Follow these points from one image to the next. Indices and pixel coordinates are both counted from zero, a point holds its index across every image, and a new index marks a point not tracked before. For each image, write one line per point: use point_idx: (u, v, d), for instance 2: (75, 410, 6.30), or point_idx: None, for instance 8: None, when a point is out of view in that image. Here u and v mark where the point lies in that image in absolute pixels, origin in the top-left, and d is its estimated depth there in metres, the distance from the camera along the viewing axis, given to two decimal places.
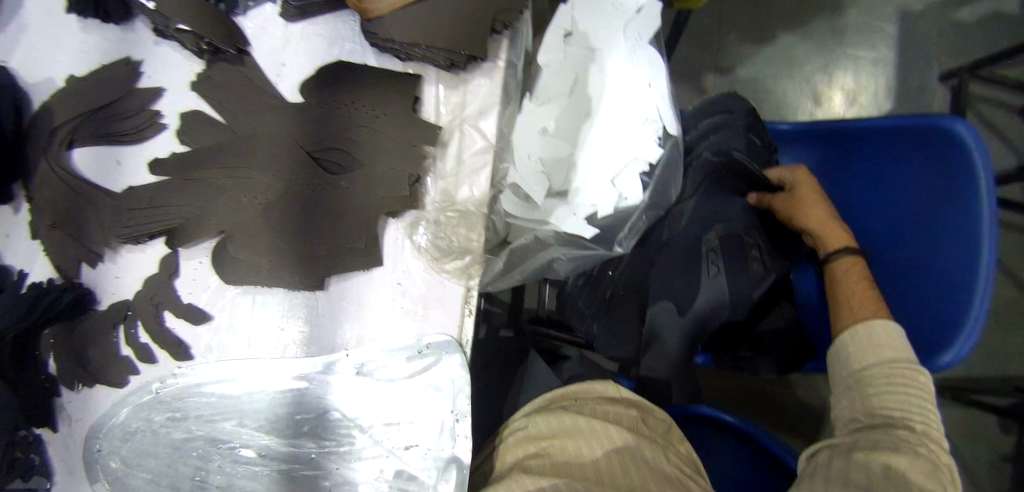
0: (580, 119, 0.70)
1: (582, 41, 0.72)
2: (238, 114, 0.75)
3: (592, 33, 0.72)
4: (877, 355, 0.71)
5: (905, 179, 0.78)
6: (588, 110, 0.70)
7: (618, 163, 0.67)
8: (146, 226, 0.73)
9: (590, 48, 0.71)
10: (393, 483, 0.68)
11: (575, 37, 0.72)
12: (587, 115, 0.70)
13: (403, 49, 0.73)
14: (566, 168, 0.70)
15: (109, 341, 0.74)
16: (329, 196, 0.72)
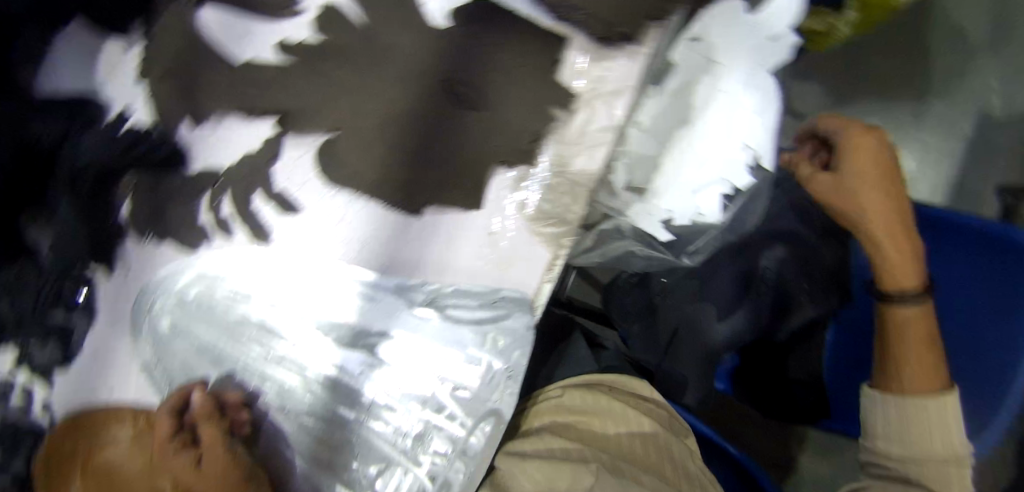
0: (676, 124, 0.84)
1: (705, 49, 0.83)
2: (381, 19, 0.72)
3: (715, 46, 0.83)
4: (937, 423, 0.86)
5: (979, 282, 0.89)
6: (684, 118, 0.83)
7: (706, 179, 0.85)
8: (255, 102, 0.69)
9: (709, 58, 0.83)
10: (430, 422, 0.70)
11: (700, 43, 0.82)
12: (683, 122, 0.84)
13: (563, 8, 0.72)
14: (649, 167, 0.83)
15: (172, 209, 0.66)
16: (451, 129, 0.72)
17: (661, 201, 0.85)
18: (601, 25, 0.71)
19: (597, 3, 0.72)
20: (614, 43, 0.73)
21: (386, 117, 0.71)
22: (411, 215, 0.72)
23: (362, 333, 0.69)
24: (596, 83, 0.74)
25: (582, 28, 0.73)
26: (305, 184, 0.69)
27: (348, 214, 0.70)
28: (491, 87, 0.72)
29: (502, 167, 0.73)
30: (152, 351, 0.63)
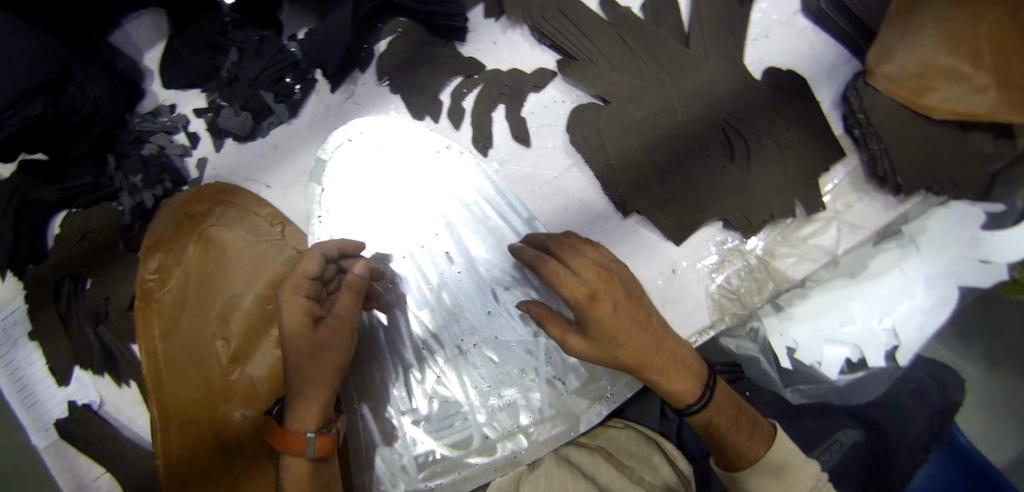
0: (845, 276, 0.80)
1: (915, 228, 0.79)
2: (707, 34, 0.72)
3: (927, 231, 0.78)
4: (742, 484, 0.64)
5: None
6: (857, 274, 0.79)
7: (841, 338, 0.79)
8: (561, 37, 0.72)
9: (913, 236, 0.79)
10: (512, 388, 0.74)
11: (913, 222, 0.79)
12: (853, 276, 0.79)
13: (865, 128, 0.72)
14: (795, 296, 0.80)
15: (439, 78, 0.72)
16: (705, 167, 0.71)
17: (796, 332, 0.80)
18: (886, 169, 0.72)
19: (899, 145, 0.71)
20: (878, 187, 0.75)
21: (657, 119, 0.71)
22: (617, 212, 0.73)
23: (513, 280, 0.73)
24: (841, 208, 0.75)
25: (866, 159, 0.74)
26: (545, 126, 0.73)
27: (563, 175, 0.73)
28: (758, 154, 0.72)
29: (718, 222, 0.74)
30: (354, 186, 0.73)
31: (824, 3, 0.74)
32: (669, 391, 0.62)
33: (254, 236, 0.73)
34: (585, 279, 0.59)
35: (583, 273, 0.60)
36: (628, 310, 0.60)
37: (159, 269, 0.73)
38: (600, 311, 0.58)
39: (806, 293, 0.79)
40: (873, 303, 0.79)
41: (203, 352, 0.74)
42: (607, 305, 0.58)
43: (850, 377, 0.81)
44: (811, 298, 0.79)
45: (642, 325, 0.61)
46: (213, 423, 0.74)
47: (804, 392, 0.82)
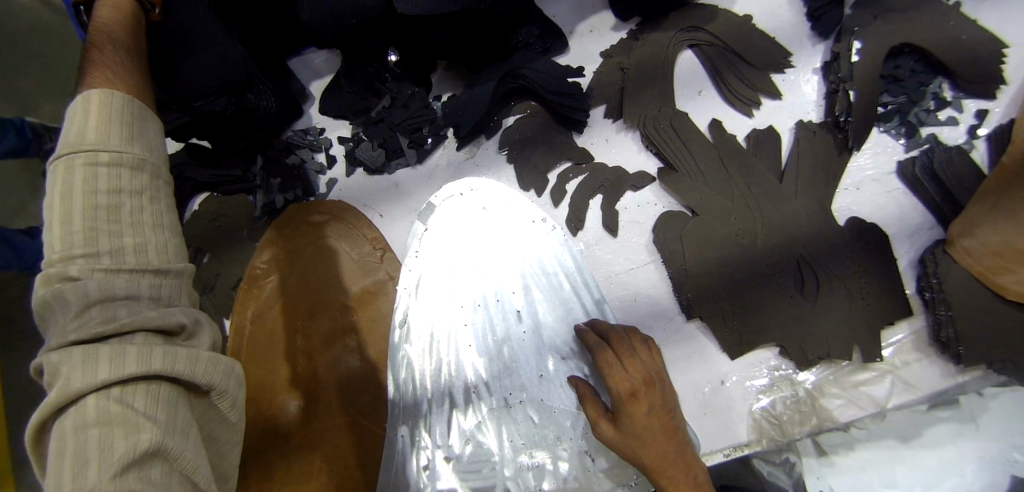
0: (897, 437, 0.76)
1: (974, 406, 0.76)
2: (800, 175, 0.79)
3: (988, 414, 0.76)
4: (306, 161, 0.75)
5: None
6: (908, 437, 0.76)
7: None
8: (666, 147, 0.80)
9: (973, 416, 0.76)
10: (544, 454, 0.76)
11: (975, 399, 0.76)
12: (904, 438, 0.76)
13: (936, 293, 0.75)
14: (843, 443, 0.76)
15: (552, 157, 0.82)
16: (774, 293, 0.76)
17: (836, 480, 0.75)
18: (950, 336, 0.74)
19: (970, 318, 0.73)
20: (940, 353, 0.76)
21: (737, 240, 0.77)
22: (681, 313, 0.77)
23: (572, 351, 0.77)
24: (899, 364, 0.76)
25: (931, 322, 0.76)
26: (633, 222, 0.80)
27: (640, 269, 0.79)
28: (829, 293, 0.76)
29: (774, 347, 0.76)
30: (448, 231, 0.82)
31: (919, 169, 0.79)
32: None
33: (357, 253, 0.83)
34: (631, 376, 0.64)
35: (633, 372, 0.65)
36: (663, 420, 0.63)
37: (271, 259, 0.83)
38: (637, 407, 0.63)
39: (851, 444, 0.76)
40: (923, 473, 0.74)
41: (284, 341, 0.82)
42: (642, 406, 0.62)
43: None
44: (856, 451, 0.76)
45: (670, 437, 0.63)
46: (270, 407, 0.81)
47: None
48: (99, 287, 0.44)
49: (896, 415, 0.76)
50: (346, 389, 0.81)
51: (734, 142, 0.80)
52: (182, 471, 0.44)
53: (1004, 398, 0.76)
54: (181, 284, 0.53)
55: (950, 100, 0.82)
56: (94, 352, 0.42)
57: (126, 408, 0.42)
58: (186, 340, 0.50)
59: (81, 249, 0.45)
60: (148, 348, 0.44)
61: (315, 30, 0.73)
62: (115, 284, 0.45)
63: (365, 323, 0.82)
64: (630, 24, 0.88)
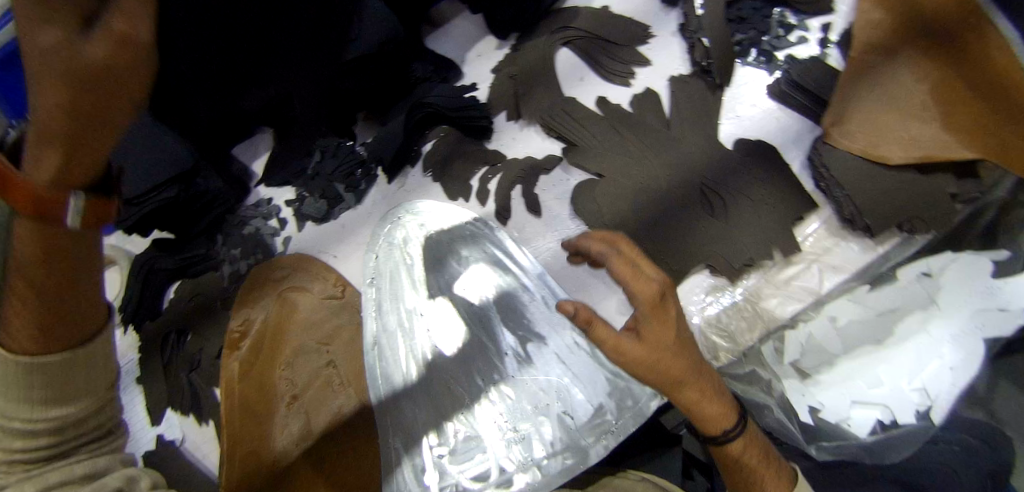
0: (869, 340, 0.83)
1: (930, 287, 0.85)
2: (683, 121, 0.89)
3: (943, 289, 0.85)
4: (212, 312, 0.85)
5: None
6: (880, 336, 0.83)
7: (870, 397, 0.81)
8: (563, 128, 0.90)
9: (932, 298, 0.84)
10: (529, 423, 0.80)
11: (928, 279, 0.85)
12: (877, 339, 0.83)
13: (829, 181, 0.83)
14: (823, 358, 0.83)
15: (470, 165, 0.92)
16: (692, 222, 0.83)
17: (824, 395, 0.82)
18: (852, 214, 0.82)
19: (864, 193, 0.81)
20: (853, 230, 0.83)
21: (645, 187, 0.85)
22: None
23: (529, 323, 0.84)
24: (819, 251, 0.83)
25: (835, 206, 0.84)
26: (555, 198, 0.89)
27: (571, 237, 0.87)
28: (739, 210, 0.83)
29: (705, 269, 0.83)
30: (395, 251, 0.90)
31: (784, 85, 0.89)
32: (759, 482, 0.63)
33: (320, 296, 0.91)
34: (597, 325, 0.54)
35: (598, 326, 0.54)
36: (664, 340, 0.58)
37: (243, 322, 0.91)
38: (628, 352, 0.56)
39: (833, 360, 0.83)
40: (896, 365, 0.82)
41: (269, 392, 0.88)
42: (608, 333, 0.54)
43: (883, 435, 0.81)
44: (836, 366, 0.82)
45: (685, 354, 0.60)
46: (268, 456, 0.85)
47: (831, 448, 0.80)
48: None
49: (860, 315, 0.84)
50: (337, 421, 0.85)
51: (621, 111, 0.91)
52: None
53: (952, 266, 0.85)
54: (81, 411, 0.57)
55: (795, 25, 0.94)
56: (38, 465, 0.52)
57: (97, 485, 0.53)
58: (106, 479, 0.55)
59: None
60: (69, 462, 0.54)
61: (248, 111, 0.88)
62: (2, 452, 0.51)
63: (341, 354, 0.88)
64: (509, 40, 1.01)
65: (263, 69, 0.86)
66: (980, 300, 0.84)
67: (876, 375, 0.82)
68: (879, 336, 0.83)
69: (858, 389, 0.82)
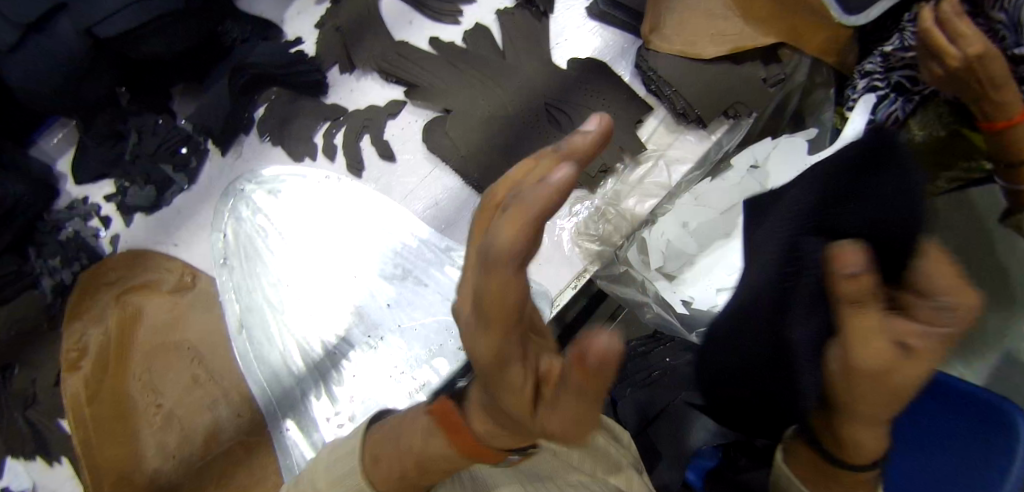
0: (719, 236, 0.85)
1: (762, 175, 0.88)
2: (518, 49, 0.91)
3: (772, 173, 0.87)
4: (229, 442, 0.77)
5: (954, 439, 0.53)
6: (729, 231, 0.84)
7: None
8: (400, 72, 0.88)
9: (763, 184, 0.88)
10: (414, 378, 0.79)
11: (758, 169, 0.89)
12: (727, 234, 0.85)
13: (659, 84, 0.91)
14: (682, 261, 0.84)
15: (311, 125, 0.87)
16: (541, 140, 0.86)
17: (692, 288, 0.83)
18: (683, 107, 0.90)
19: (689, 88, 0.90)
20: (688, 124, 0.92)
21: (493, 113, 0.87)
22: (481, 195, 0.85)
23: (404, 270, 0.83)
24: (663, 147, 0.92)
25: (667, 105, 0.92)
26: (405, 142, 0.87)
27: (430, 177, 0.86)
28: (583, 125, 0.88)
29: None
30: (247, 225, 0.84)
31: (602, 5, 0.94)
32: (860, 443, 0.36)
33: (168, 289, 0.82)
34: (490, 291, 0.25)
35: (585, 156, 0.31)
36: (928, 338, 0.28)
37: (81, 337, 0.79)
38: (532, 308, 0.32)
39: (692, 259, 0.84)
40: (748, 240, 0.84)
41: (130, 406, 0.78)
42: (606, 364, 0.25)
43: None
44: (697, 263, 0.84)
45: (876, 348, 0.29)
46: (145, 476, 0.77)
47: None
48: None
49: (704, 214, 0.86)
50: (217, 418, 0.78)
51: (455, 48, 0.90)
52: None
53: (773, 152, 0.89)
54: None
55: None
56: None
57: None
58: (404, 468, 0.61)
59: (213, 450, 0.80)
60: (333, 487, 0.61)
61: (35, 90, 0.72)
62: None
63: (205, 345, 0.80)
64: None
65: (40, 35, 0.69)
66: None
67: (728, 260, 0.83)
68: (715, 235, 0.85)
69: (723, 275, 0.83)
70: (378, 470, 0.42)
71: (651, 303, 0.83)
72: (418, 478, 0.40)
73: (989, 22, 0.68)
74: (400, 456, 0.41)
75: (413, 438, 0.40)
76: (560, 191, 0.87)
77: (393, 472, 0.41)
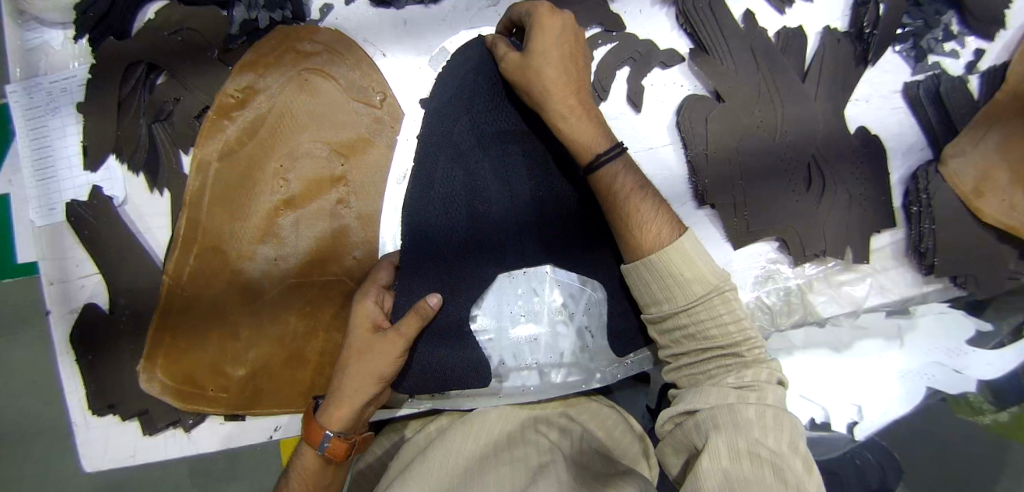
0: (836, 348, 0.90)
1: (906, 327, 0.90)
2: (822, 80, 0.78)
3: (915, 333, 0.90)
4: (243, 367, 0.70)
5: None
6: (843, 349, 0.90)
7: (817, 399, 0.90)
8: (701, 26, 0.75)
9: (901, 338, 0.90)
10: (529, 331, 0.74)
11: (909, 319, 0.90)
12: (839, 349, 0.90)
13: (923, 209, 0.80)
14: (786, 350, 0.90)
15: (581, 24, 0.75)
16: (781, 187, 0.78)
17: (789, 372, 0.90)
18: (928, 247, 0.80)
19: (948, 231, 0.79)
20: (915, 262, 0.83)
21: (757, 131, 0.76)
22: (693, 200, 0.78)
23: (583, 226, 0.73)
24: (879, 268, 0.83)
25: (912, 234, 0.82)
26: (656, 100, 0.77)
27: (658, 150, 0.77)
28: (829, 197, 0.79)
29: (773, 241, 0.80)
30: None
31: (923, 92, 0.81)
32: (630, 230, 0.57)
33: (352, 94, 0.72)
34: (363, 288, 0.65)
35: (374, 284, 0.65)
36: (571, 44, 0.59)
37: (246, 89, 0.70)
38: (369, 307, 0.62)
39: (792, 350, 0.90)
40: (853, 375, 0.90)
41: (254, 186, 0.71)
42: (417, 326, 0.60)
43: (819, 433, 0.91)
44: (797, 356, 0.90)
45: (576, 66, 0.60)
46: (237, 260, 0.70)
47: None
48: (493, 432, 0.67)
49: (837, 330, 0.89)
50: (328, 251, 0.71)
51: (766, 35, 0.77)
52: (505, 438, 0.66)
53: (930, 315, 0.90)
54: (485, 419, 0.70)
55: (957, 35, 0.83)
56: (434, 424, 0.73)
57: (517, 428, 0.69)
58: (480, 418, 0.70)
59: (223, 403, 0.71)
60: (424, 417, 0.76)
61: None
62: (476, 425, 0.68)
63: (357, 173, 0.72)
64: None
65: None
66: (941, 358, 0.90)
67: (825, 385, 0.90)
68: (828, 344, 0.90)
69: (805, 383, 0.90)
70: (331, 424, 0.58)
71: None
72: (353, 400, 0.58)
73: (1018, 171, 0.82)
74: (349, 397, 0.58)
75: (343, 389, 0.58)
76: (761, 244, 0.80)
77: (337, 407, 0.58)
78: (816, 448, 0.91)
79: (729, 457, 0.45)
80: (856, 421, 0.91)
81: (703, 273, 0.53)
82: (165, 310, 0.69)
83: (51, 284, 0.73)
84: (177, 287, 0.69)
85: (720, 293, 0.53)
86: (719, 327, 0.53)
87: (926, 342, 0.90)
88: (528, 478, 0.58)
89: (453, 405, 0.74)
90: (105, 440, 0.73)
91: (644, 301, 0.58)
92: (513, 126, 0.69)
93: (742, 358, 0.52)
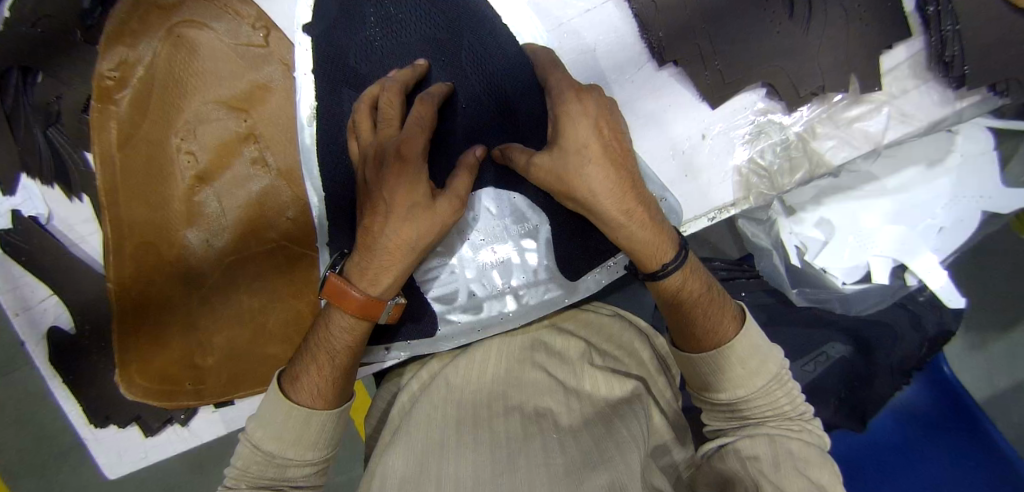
0: (863, 191, 0.78)
1: (946, 147, 0.75)
2: None
3: (959, 151, 0.75)
4: (214, 355, 0.68)
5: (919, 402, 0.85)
6: (873, 190, 0.78)
7: (855, 255, 0.78)
8: None
9: (941, 162, 0.76)
10: (494, 257, 0.67)
11: (950, 137, 0.75)
12: (869, 192, 0.78)
13: (941, 8, 0.64)
14: (801, 206, 0.78)
15: None
16: (754, 25, 0.63)
17: (816, 227, 0.78)
18: (954, 54, 0.64)
19: (977, 30, 0.64)
20: (940, 76, 0.67)
21: None
22: (652, 61, 0.64)
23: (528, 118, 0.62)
24: (896, 93, 0.68)
25: (934, 42, 0.66)
26: None
27: (597, 9, 0.63)
28: (820, 19, 0.64)
29: (760, 88, 0.66)
30: None
31: None
32: (697, 324, 0.52)
33: (232, 40, 0.63)
34: (384, 119, 0.51)
35: (389, 114, 0.51)
36: None
37: (121, 65, 0.62)
38: (416, 152, 0.47)
39: (812, 203, 0.78)
40: (889, 217, 0.77)
41: (164, 168, 0.65)
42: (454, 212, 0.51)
43: (860, 285, 0.79)
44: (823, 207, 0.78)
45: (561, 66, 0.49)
46: (172, 249, 0.66)
47: (807, 294, 0.82)
48: (482, 373, 0.62)
49: (862, 173, 0.77)
50: (261, 215, 0.66)
51: None
52: (499, 379, 0.60)
53: (976, 129, 0.74)
54: (481, 355, 0.64)
55: None
56: (423, 365, 0.68)
57: (512, 364, 0.62)
58: (470, 358, 0.64)
59: (210, 397, 0.70)
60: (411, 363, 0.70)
61: None
62: (465, 366, 0.63)
63: (263, 125, 0.64)
64: None
65: None
66: (990, 176, 0.75)
67: (862, 236, 0.78)
68: (850, 190, 0.78)
69: (836, 240, 0.78)
70: (313, 403, 0.51)
71: (772, 251, 0.80)
72: (339, 363, 0.52)
73: (994, 34, 0.64)
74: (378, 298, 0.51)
75: (335, 341, 0.52)
76: (749, 92, 0.66)
77: (379, 275, 0.50)
78: (860, 303, 0.81)
79: (778, 479, 0.44)
80: (903, 266, 0.79)
81: (767, 362, 0.51)
82: (121, 317, 0.67)
83: (17, 314, 0.71)
84: (124, 291, 0.67)
85: (776, 377, 0.51)
86: (772, 401, 0.50)
87: (977, 163, 0.75)
88: (523, 433, 0.52)
89: (432, 348, 0.67)
90: (116, 449, 0.74)
91: (701, 377, 0.53)
92: (414, 24, 0.59)
93: (787, 413, 0.50)
